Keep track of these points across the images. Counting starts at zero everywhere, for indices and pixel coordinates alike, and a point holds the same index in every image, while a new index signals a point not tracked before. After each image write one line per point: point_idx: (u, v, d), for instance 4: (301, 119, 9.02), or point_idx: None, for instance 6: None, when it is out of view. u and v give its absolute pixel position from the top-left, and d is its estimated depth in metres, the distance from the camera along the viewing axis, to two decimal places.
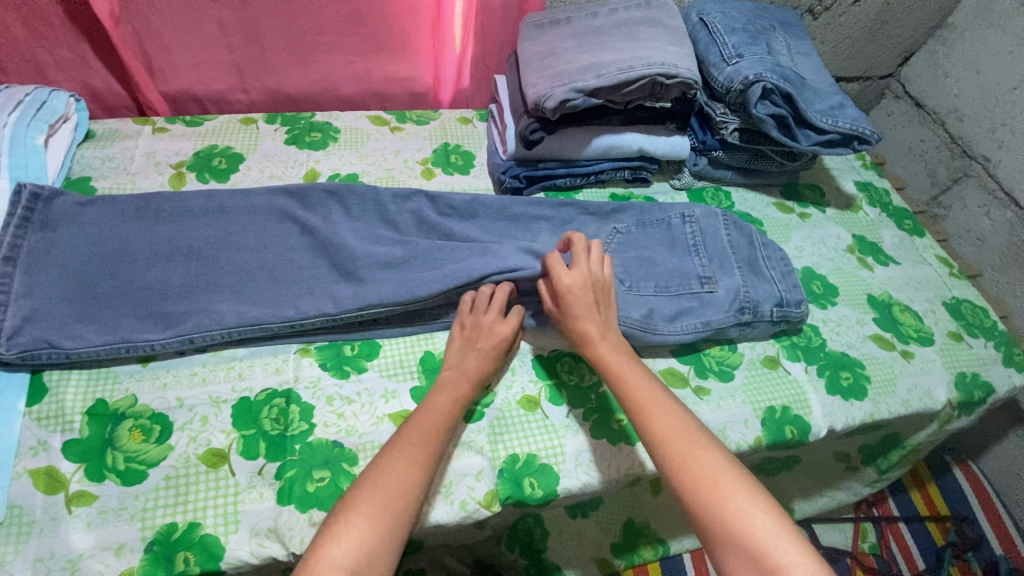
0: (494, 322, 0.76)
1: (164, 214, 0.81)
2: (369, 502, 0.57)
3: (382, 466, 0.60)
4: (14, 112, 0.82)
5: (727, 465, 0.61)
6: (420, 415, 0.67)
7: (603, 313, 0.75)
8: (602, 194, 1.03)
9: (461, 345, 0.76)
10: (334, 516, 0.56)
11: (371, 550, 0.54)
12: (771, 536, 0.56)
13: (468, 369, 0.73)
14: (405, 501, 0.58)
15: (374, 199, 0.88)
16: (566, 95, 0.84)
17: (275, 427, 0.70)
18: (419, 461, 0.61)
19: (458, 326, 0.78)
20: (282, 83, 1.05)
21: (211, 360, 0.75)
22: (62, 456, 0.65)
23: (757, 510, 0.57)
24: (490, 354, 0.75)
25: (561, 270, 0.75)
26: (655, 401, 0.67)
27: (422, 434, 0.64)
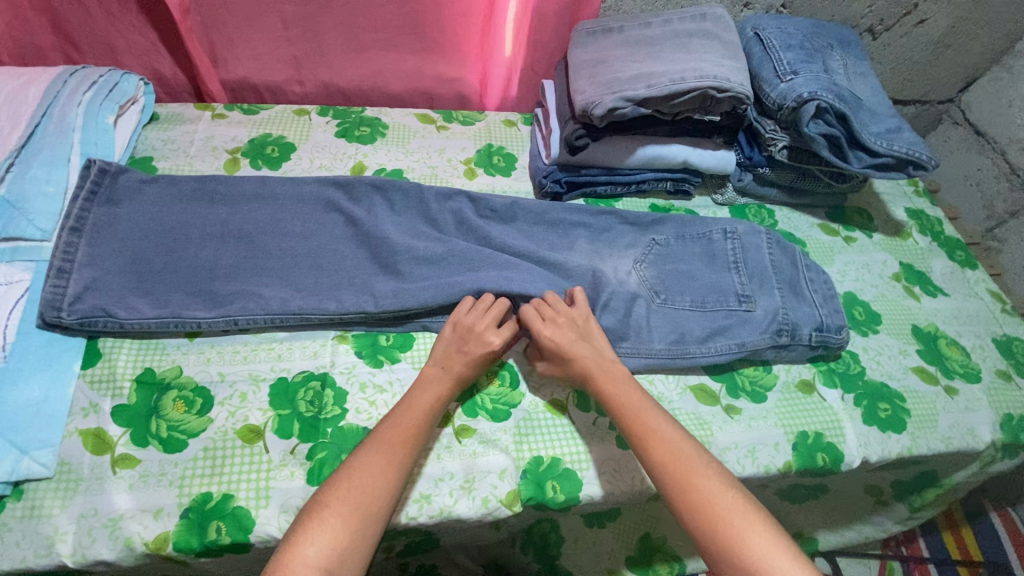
0: (488, 330, 0.76)
1: (219, 196, 0.85)
2: (343, 502, 0.58)
3: (358, 464, 0.62)
4: (89, 91, 0.87)
5: (718, 484, 0.62)
6: (397, 413, 0.67)
7: (592, 345, 0.77)
8: (642, 204, 1.03)
9: (451, 343, 0.76)
10: (306, 515, 0.58)
11: (346, 548, 0.56)
12: (769, 555, 0.57)
13: (452, 372, 0.73)
14: (380, 498, 0.60)
15: (417, 196, 0.90)
16: (615, 103, 0.84)
17: (310, 409, 0.72)
18: (394, 462, 0.63)
19: (450, 325, 0.77)
20: (336, 77, 1.08)
21: (253, 340, 0.77)
22: (110, 419, 0.68)
23: (752, 530, 0.59)
24: (478, 361, 0.74)
25: (537, 324, 0.77)
26: (661, 427, 0.68)
27: (399, 433, 0.65)
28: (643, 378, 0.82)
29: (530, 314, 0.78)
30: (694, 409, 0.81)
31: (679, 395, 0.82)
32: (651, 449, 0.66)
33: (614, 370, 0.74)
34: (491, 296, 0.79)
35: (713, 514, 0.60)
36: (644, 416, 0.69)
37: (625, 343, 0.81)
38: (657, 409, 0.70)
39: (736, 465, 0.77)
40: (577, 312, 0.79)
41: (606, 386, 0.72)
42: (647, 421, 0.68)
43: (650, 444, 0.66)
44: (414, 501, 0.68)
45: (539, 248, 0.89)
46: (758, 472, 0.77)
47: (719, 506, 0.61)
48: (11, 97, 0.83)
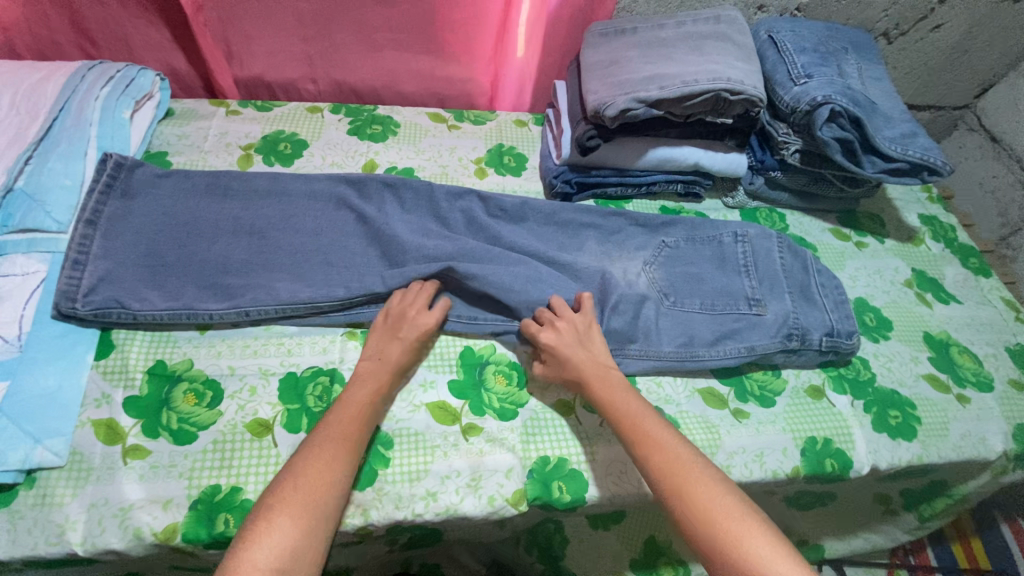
0: (419, 313, 0.77)
1: (232, 192, 0.85)
2: (294, 502, 0.57)
3: (304, 463, 0.61)
4: (106, 86, 0.88)
5: (717, 487, 0.61)
6: (336, 410, 0.67)
7: (590, 350, 0.76)
8: (652, 206, 1.02)
9: (383, 332, 0.76)
10: (256, 517, 0.56)
11: (297, 550, 0.55)
12: (766, 556, 0.55)
13: (387, 359, 0.73)
14: (329, 497, 0.59)
15: (428, 195, 0.90)
16: (628, 104, 0.84)
17: (318, 404, 0.73)
18: (337, 460, 0.62)
19: (382, 315, 0.78)
20: (349, 75, 1.09)
21: (263, 334, 0.78)
22: (122, 410, 0.69)
23: (748, 532, 0.57)
24: (413, 345, 0.75)
25: (536, 329, 0.77)
26: (647, 432, 0.67)
27: (342, 431, 0.64)
28: (651, 379, 0.82)
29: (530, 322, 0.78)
30: (702, 412, 0.80)
31: (687, 398, 0.81)
32: (648, 456, 0.65)
33: (611, 377, 0.73)
34: (419, 283, 0.80)
35: (709, 518, 0.59)
36: (635, 419, 0.68)
37: (634, 345, 0.81)
38: (654, 415, 0.69)
39: (743, 470, 0.77)
40: (582, 317, 0.79)
41: (603, 394, 0.71)
42: (645, 427, 0.67)
43: (648, 450, 0.65)
44: (421, 498, 0.68)
45: (549, 248, 0.89)
46: (766, 477, 0.77)
47: (715, 510, 0.59)
48: (30, 91, 0.85)
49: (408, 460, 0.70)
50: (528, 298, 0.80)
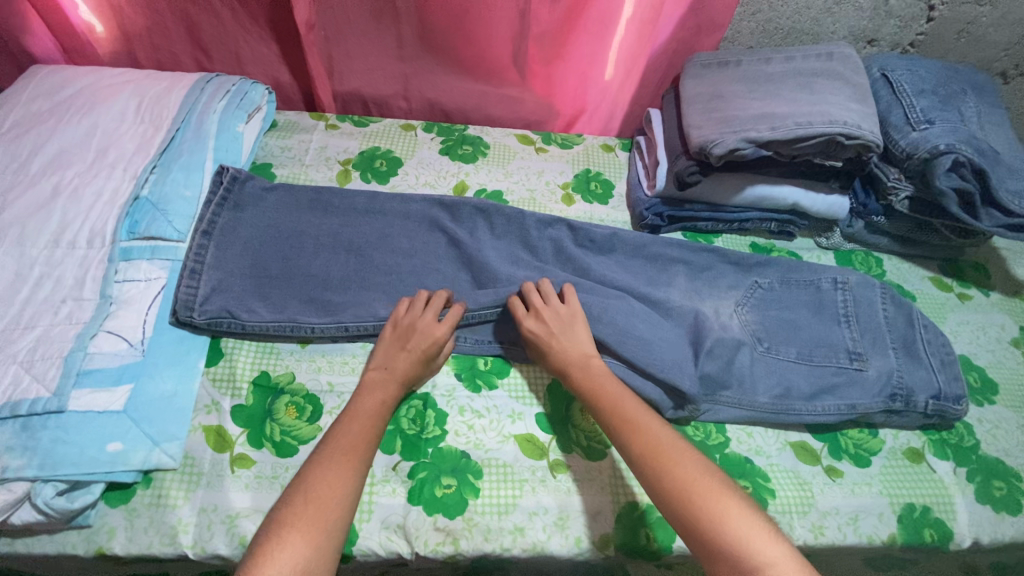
0: (428, 324, 0.76)
1: (333, 208, 0.89)
2: (303, 518, 0.57)
3: (315, 476, 0.60)
4: (222, 100, 0.92)
5: (697, 464, 0.62)
6: (343, 422, 0.66)
7: (574, 339, 0.76)
8: (742, 243, 1.00)
9: (391, 343, 0.75)
10: (267, 535, 0.55)
11: (312, 563, 0.54)
12: (753, 536, 0.56)
13: (397, 369, 0.73)
14: (340, 512, 0.59)
15: (519, 222, 0.92)
16: (737, 144, 0.81)
17: (412, 427, 0.74)
18: (348, 472, 0.61)
19: (389, 327, 0.77)
20: (440, 96, 1.11)
21: (359, 352, 0.80)
22: (229, 418, 0.72)
23: (729, 511, 0.58)
24: (422, 356, 0.74)
25: (520, 313, 0.78)
26: (634, 415, 0.68)
27: (350, 442, 0.64)
28: (741, 429, 0.80)
29: (514, 297, 0.80)
30: (793, 467, 0.78)
31: (778, 450, 0.79)
32: (630, 439, 0.66)
33: (592, 365, 0.74)
34: (428, 292, 0.80)
35: (694, 498, 0.59)
36: (617, 403, 0.69)
37: (726, 391, 0.79)
38: (634, 399, 0.70)
39: (838, 533, 0.73)
40: (567, 308, 0.79)
41: (586, 381, 0.72)
42: (626, 411, 0.68)
43: (631, 433, 0.66)
44: (509, 532, 0.68)
45: (639, 283, 0.88)
46: (861, 543, 0.74)
47: (695, 489, 0.60)
48: (154, 101, 0.89)
49: (495, 493, 0.70)
50: (615, 331, 0.78)
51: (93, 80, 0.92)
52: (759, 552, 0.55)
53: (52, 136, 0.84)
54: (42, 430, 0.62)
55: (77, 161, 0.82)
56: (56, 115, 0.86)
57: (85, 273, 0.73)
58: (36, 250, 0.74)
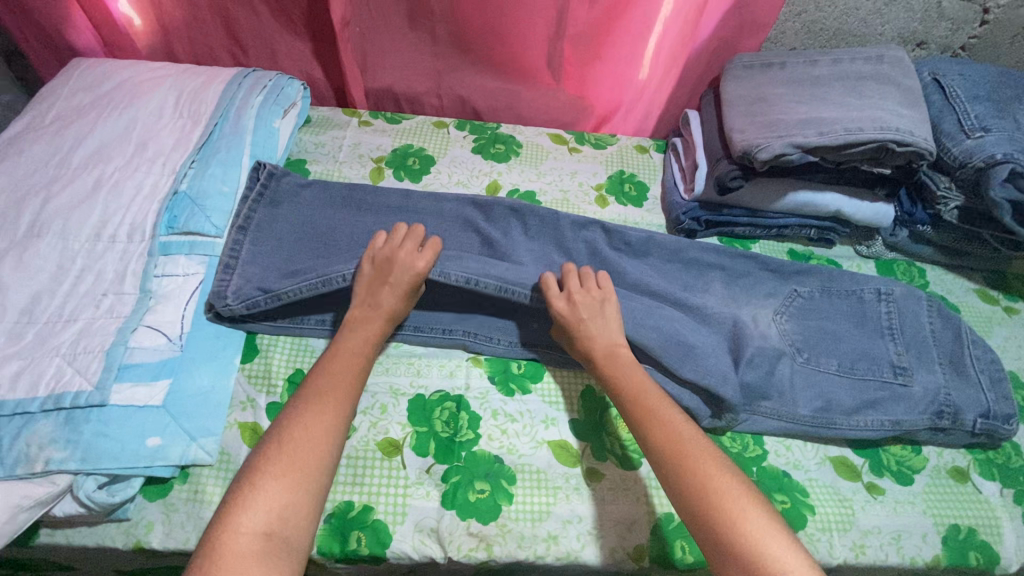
0: (409, 256, 0.75)
1: (366, 206, 0.90)
2: (279, 463, 0.57)
3: (294, 422, 0.61)
4: (259, 95, 0.92)
5: (716, 464, 0.61)
6: (324, 365, 0.67)
7: (604, 319, 0.74)
8: (780, 249, 0.97)
9: (372, 278, 0.74)
10: (243, 482, 0.56)
11: (288, 505, 0.55)
12: (766, 538, 0.55)
13: (379, 305, 0.73)
14: (321, 456, 0.59)
15: (553, 224, 0.91)
16: (783, 149, 0.79)
17: (445, 430, 0.73)
18: (326, 415, 0.62)
19: (368, 262, 0.75)
20: (473, 94, 1.09)
21: (392, 352, 0.79)
22: (264, 415, 0.72)
23: (745, 513, 0.56)
24: (405, 288, 0.74)
25: (552, 293, 0.75)
26: (654, 407, 0.66)
27: (331, 385, 0.65)
28: (778, 442, 0.78)
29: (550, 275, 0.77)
30: (833, 483, 0.76)
31: (817, 465, 0.77)
32: (649, 431, 0.64)
33: (620, 350, 0.72)
34: (405, 228, 0.79)
35: (710, 499, 0.58)
36: (638, 395, 0.67)
37: (765, 402, 0.77)
38: (662, 396, 0.68)
39: (879, 553, 0.71)
40: (599, 291, 0.76)
41: (609, 366, 0.71)
42: (648, 403, 0.67)
43: (650, 425, 0.64)
44: (542, 540, 0.67)
45: (674, 288, 0.86)
46: (903, 564, 0.71)
47: (712, 489, 0.58)
48: (192, 96, 0.89)
49: (529, 499, 0.69)
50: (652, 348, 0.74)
51: (132, 73, 0.92)
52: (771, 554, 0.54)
53: (93, 130, 0.84)
54: (84, 424, 0.63)
55: (117, 154, 0.82)
56: (98, 109, 0.87)
57: (125, 267, 0.73)
58: (78, 244, 0.75)
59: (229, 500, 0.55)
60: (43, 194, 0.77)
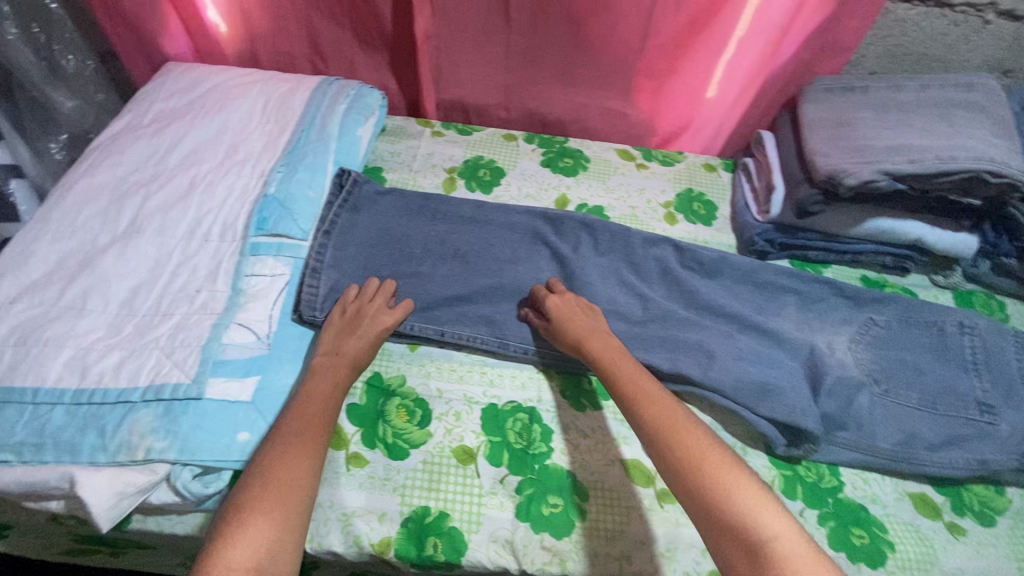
0: (378, 311, 0.77)
1: (440, 214, 0.92)
2: (263, 502, 0.55)
3: (274, 463, 0.59)
4: (343, 103, 0.95)
5: (707, 437, 0.60)
6: (300, 406, 0.66)
7: (592, 319, 0.78)
8: (852, 276, 0.95)
9: (342, 328, 0.75)
10: (224, 524, 0.54)
11: (275, 543, 0.53)
12: (759, 504, 0.53)
13: (346, 353, 0.73)
14: (303, 495, 0.58)
15: (623, 240, 0.91)
16: (872, 176, 0.78)
17: (519, 441, 0.73)
18: (305, 451, 0.61)
19: (337, 313, 0.77)
20: (541, 106, 1.11)
21: (466, 361, 0.81)
22: (345, 417, 0.73)
23: (737, 482, 0.55)
24: (372, 340, 0.75)
25: (544, 292, 0.81)
26: (642, 387, 0.67)
27: (307, 425, 0.64)
28: (856, 474, 0.76)
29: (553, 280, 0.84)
30: (912, 519, 0.74)
31: (895, 500, 0.75)
32: (641, 411, 0.64)
33: (609, 340, 0.74)
34: (379, 283, 0.82)
35: (701, 467, 0.57)
36: (628, 375, 0.68)
37: (843, 432, 0.75)
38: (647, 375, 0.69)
39: None
40: (584, 301, 0.81)
41: (600, 352, 0.72)
42: (639, 382, 0.67)
43: (642, 404, 0.65)
44: (616, 560, 0.66)
45: (748, 310, 0.85)
46: None
47: (704, 459, 0.58)
48: (280, 102, 0.93)
49: (601, 517, 0.69)
50: (732, 380, 0.75)
51: (224, 79, 0.96)
52: (767, 521, 0.52)
53: (188, 132, 0.88)
54: (182, 416, 0.65)
55: (210, 156, 0.86)
56: (192, 113, 0.90)
57: (218, 265, 0.76)
58: (174, 241, 0.78)
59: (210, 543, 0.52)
60: (143, 191, 0.81)
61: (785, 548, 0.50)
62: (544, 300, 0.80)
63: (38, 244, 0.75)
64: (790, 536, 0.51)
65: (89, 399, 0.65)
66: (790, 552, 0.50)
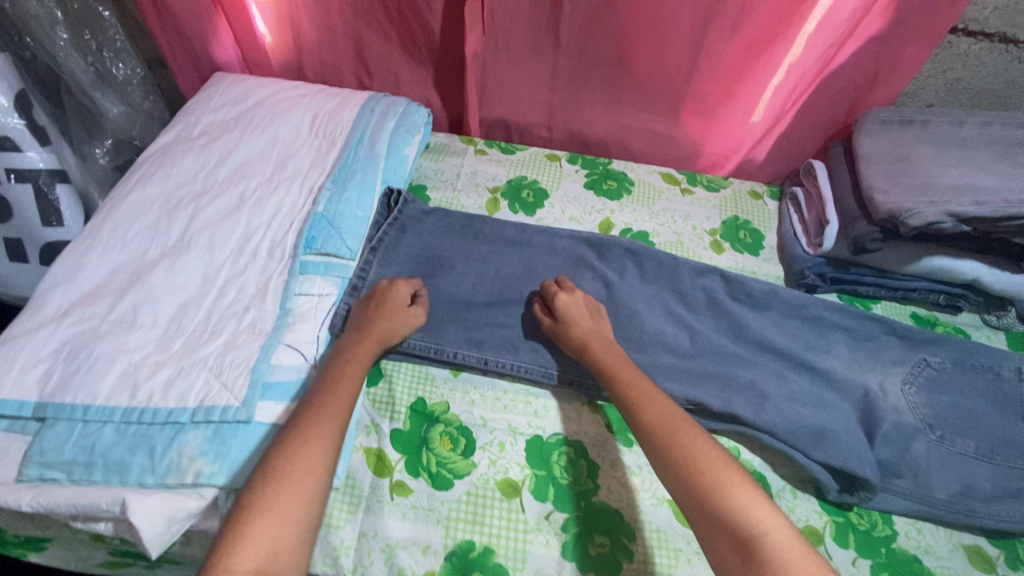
0: (397, 300, 0.78)
1: (483, 235, 0.91)
2: (277, 494, 0.53)
3: (288, 451, 0.56)
4: (392, 120, 0.94)
5: (703, 438, 0.60)
6: (319, 393, 0.64)
7: (597, 322, 0.78)
8: (902, 313, 0.93)
9: (364, 313, 0.77)
10: (236, 515, 0.51)
11: (288, 538, 0.51)
12: (751, 504, 0.54)
13: (372, 336, 0.73)
14: (313, 487, 0.55)
15: (670, 268, 0.89)
16: (937, 218, 0.76)
17: (565, 476, 0.72)
18: (323, 437, 0.59)
19: (364, 300, 0.79)
20: (585, 127, 1.10)
21: (510, 389, 0.79)
22: (389, 443, 0.72)
23: (733, 485, 0.55)
24: (396, 328, 0.75)
25: (553, 289, 0.81)
26: (643, 390, 0.67)
27: (324, 410, 0.61)
28: (909, 523, 0.74)
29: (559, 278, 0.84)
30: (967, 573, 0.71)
31: (950, 552, 0.72)
32: (642, 414, 0.64)
33: (609, 342, 0.75)
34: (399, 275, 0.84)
35: (697, 469, 0.57)
36: (626, 380, 0.68)
37: (897, 479, 0.73)
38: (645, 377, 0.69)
39: None
40: (589, 299, 0.81)
41: (604, 356, 0.72)
42: (638, 386, 0.67)
43: (643, 406, 0.64)
44: None
45: (797, 346, 0.83)
46: None
47: (701, 461, 0.57)
48: (328, 118, 0.92)
49: (651, 560, 0.67)
50: (785, 422, 0.74)
51: (273, 92, 0.96)
52: (756, 521, 0.53)
53: (238, 146, 0.88)
54: (232, 440, 0.64)
55: (259, 172, 0.86)
56: (242, 127, 0.90)
57: (266, 283, 0.75)
58: (223, 256, 0.78)
59: (218, 538, 0.50)
60: (193, 206, 0.81)
61: (773, 548, 0.51)
62: (552, 298, 0.80)
63: (91, 256, 0.76)
64: (783, 537, 0.52)
65: (139, 418, 0.64)
66: (777, 554, 0.50)
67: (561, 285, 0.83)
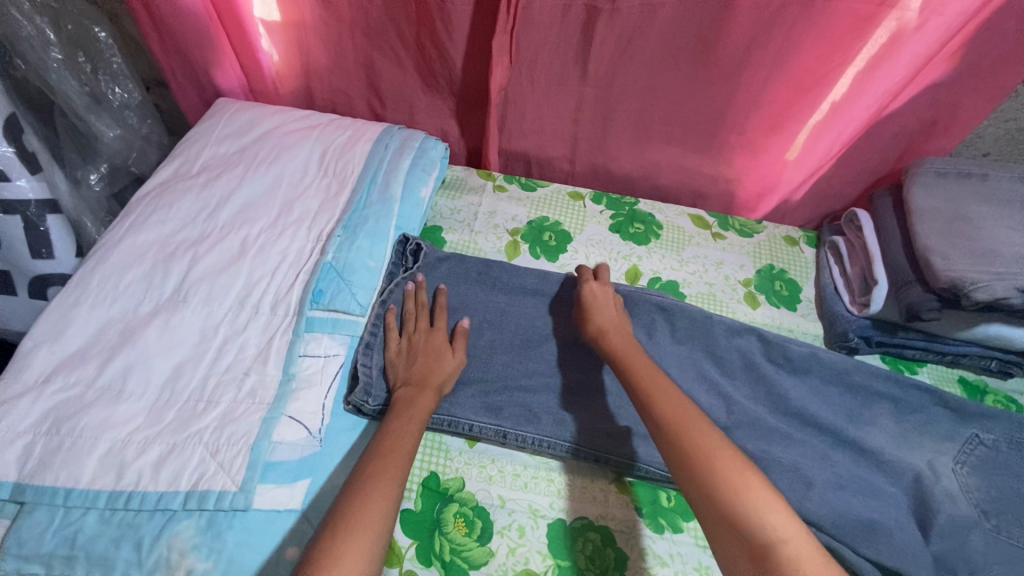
0: (432, 336, 0.75)
1: (500, 283, 0.85)
2: (353, 532, 0.51)
3: (363, 490, 0.55)
4: (407, 158, 0.88)
5: (714, 433, 0.55)
6: (388, 431, 0.63)
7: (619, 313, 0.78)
8: (949, 377, 0.87)
9: (405, 359, 0.73)
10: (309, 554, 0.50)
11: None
12: (763, 507, 0.48)
13: (426, 381, 0.70)
14: (382, 527, 0.53)
15: (703, 326, 0.83)
16: (1006, 293, 0.70)
17: (591, 567, 0.65)
18: (395, 475, 0.57)
19: (402, 343, 0.75)
20: (610, 162, 1.04)
21: (530, 462, 0.73)
22: (399, 527, 0.66)
23: (748, 488, 0.50)
24: (443, 375, 0.72)
25: (589, 278, 0.82)
26: (655, 385, 0.62)
27: (395, 448, 0.60)
28: None
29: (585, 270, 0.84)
30: None
31: None
32: (653, 411, 0.59)
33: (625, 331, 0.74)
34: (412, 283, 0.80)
35: (709, 466, 0.52)
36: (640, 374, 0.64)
37: None
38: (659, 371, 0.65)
39: None
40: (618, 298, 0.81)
41: (618, 342, 0.72)
42: (648, 381, 0.63)
43: (655, 402, 0.60)
44: None
45: (839, 418, 0.77)
46: None
47: (713, 458, 0.52)
48: (337, 154, 0.86)
49: None
50: (831, 511, 0.68)
51: (279, 125, 0.90)
52: (773, 527, 0.47)
53: (241, 185, 0.82)
54: (228, 532, 0.58)
55: (263, 215, 0.79)
56: (245, 163, 0.84)
57: (268, 343, 0.69)
58: (222, 310, 0.71)
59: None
60: (190, 253, 0.75)
61: (790, 559, 0.45)
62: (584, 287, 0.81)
63: (79, 310, 0.70)
64: (798, 546, 0.46)
65: (125, 504, 0.58)
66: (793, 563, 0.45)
67: (597, 276, 0.83)
